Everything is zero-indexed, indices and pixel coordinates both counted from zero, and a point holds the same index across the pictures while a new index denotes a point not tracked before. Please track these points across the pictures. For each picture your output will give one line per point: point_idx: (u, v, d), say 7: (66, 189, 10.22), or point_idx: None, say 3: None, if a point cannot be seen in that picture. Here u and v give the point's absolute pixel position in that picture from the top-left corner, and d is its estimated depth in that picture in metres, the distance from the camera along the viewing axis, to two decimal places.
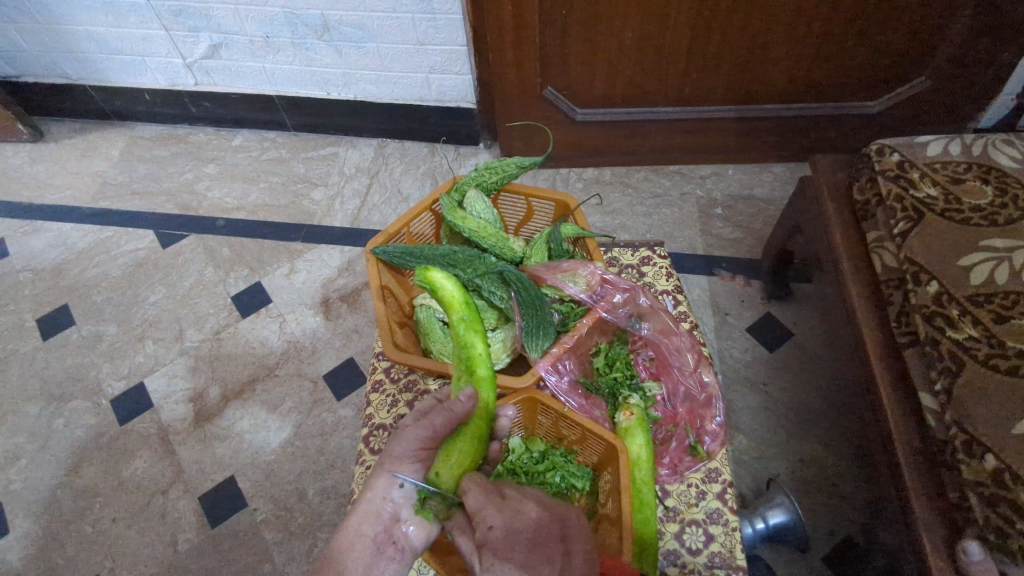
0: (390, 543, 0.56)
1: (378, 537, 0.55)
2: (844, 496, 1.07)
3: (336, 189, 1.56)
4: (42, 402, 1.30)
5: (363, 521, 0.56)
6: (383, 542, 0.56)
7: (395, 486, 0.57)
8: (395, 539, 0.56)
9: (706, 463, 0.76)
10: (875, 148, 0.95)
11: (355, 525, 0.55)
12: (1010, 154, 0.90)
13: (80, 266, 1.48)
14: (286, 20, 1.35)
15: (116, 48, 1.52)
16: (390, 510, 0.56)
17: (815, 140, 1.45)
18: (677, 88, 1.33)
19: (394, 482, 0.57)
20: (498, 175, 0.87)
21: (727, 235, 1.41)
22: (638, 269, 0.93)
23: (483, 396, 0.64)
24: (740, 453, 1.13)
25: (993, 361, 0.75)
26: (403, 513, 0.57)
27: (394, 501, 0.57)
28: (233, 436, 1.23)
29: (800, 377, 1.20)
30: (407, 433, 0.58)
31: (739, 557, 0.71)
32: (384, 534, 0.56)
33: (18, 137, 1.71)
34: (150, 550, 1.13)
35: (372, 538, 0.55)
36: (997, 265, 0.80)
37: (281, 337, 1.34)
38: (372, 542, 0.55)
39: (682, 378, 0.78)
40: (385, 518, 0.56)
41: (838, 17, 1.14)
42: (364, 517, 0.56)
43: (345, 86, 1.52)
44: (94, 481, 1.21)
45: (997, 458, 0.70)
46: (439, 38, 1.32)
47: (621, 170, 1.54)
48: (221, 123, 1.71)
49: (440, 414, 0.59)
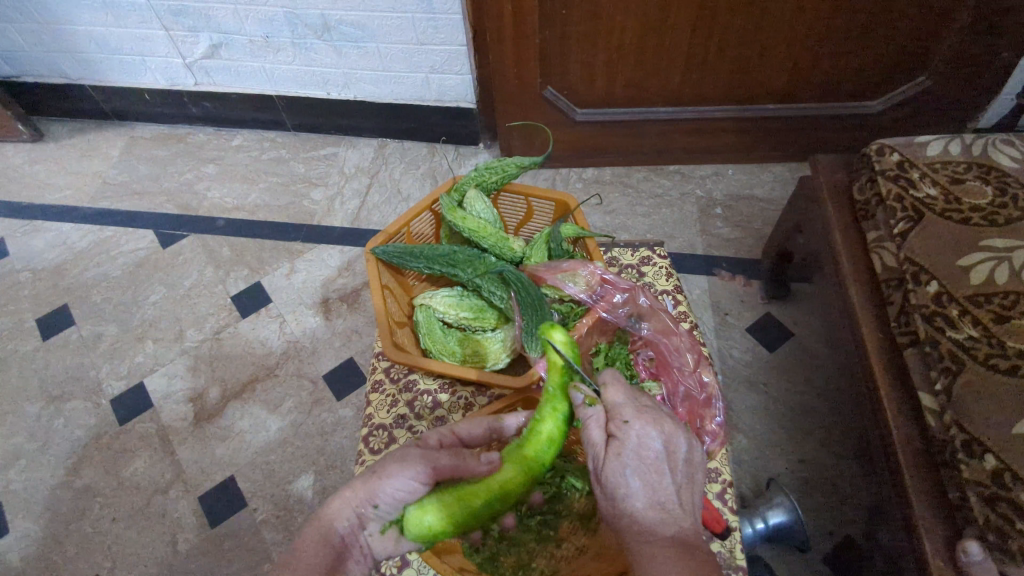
0: (353, 547, 0.60)
1: (344, 538, 0.59)
2: (844, 496, 1.07)
3: (336, 189, 1.56)
4: (42, 402, 1.30)
5: (333, 523, 0.59)
6: (347, 544, 0.60)
7: (371, 504, 0.58)
8: (359, 544, 0.60)
9: (706, 463, 0.75)
10: (876, 148, 0.94)
11: (326, 525, 0.58)
12: (1011, 155, 0.90)
13: (79, 266, 1.48)
14: (286, 20, 1.35)
15: (115, 48, 1.52)
16: (358, 519, 0.59)
17: (815, 140, 1.45)
18: (677, 89, 1.33)
19: (370, 501, 0.58)
20: (498, 175, 0.87)
21: (727, 235, 1.40)
22: (638, 269, 0.93)
23: (503, 475, 0.58)
24: (740, 453, 1.13)
25: (993, 361, 0.75)
26: (370, 526, 0.60)
27: (366, 512, 0.59)
28: (232, 436, 1.23)
29: (800, 377, 1.20)
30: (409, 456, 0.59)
31: (739, 556, 0.71)
32: (350, 537, 0.60)
33: (18, 137, 1.71)
34: (150, 550, 1.13)
35: (339, 538, 0.59)
36: (996, 266, 0.80)
37: (281, 337, 1.34)
38: (336, 545, 0.59)
39: (682, 379, 0.76)
40: (352, 527, 0.59)
41: (838, 17, 1.14)
42: (335, 519, 0.59)
43: (345, 86, 1.52)
44: (94, 481, 1.21)
45: (996, 457, 0.70)
46: (438, 39, 1.32)
47: (620, 170, 1.54)
48: (220, 123, 1.71)
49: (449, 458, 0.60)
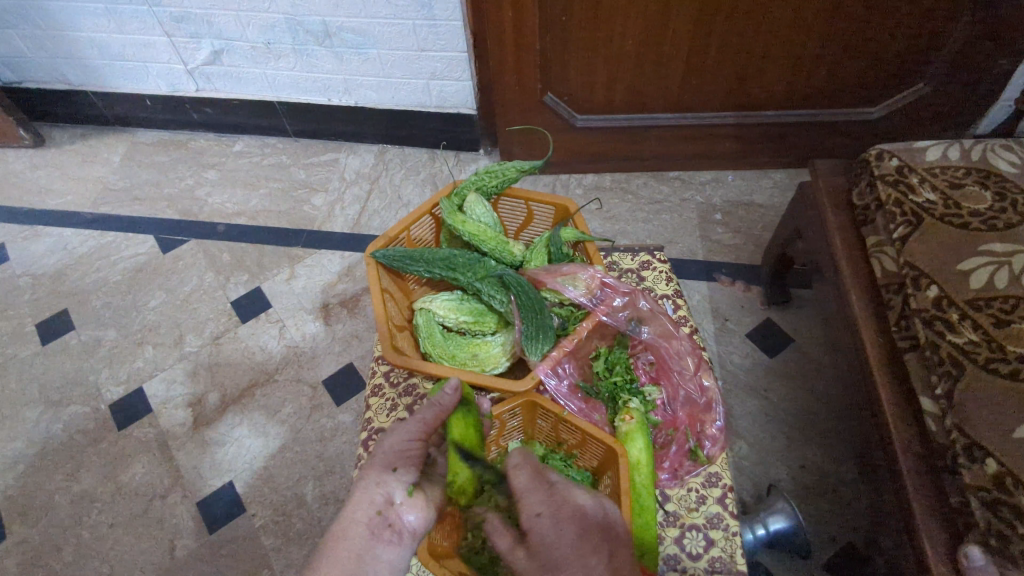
0: (384, 527, 0.57)
1: (372, 522, 0.57)
2: (844, 502, 1.07)
3: (337, 194, 1.57)
4: (41, 407, 1.30)
5: (358, 508, 0.57)
6: (378, 527, 0.57)
7: (389, 473, 0.59)
8: (389, 522, 0.57)
9: (706, 467, 0.76)
10: (875, 153, 0.95)
11: (349, 513, 0.57)
12: (1010, 160, 0.90)
13: (80, 271, 1.49)
14: (287, 26, 1.36)
15: (118, 54, 1.53)
16: (383, 494, 0.58)
17: (815, 145, 1.45)
18: (676, 95, 1.34)
19: (388, 469, 0.60)
20: (498, 179, 0.87)
21: (726, 241, 1.41)
22: (638, 273, 0.93)
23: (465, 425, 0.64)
24: (740, 458, 1.13)
25: (994, 365, 0.74)
26: (396, 497, 0.59)
27: (388, 486, 0.59)
28: (231, 441, 1.23)
29: (801, 382, 1.20)
30: (398, 426, 0.63)
31: (740, 561, 0.70)
32: (378, 519, 0.57)
33: (20, 143, 1.72)
34: (148, 556, 1.13)
35: (367, 522, 0.57)
36: (996, 270, 0.80)
37: (281, 343, 1.34)
38: (366, 526, 0.56)
39: (682, 382, 0.79)
40: (380, 503, 0.58)
41: (836, 24, 1.15)
42: (357, 504, 0.58)
43: (346, 92, 1.53)
44: (93, 486, 1.20)
45: (998, 462, 0.69)
46: (439, 45, 1.33)
47: (620, 176, 1.54)
48: (221, 129, 1.71)
49: (430, 408, 0.63)
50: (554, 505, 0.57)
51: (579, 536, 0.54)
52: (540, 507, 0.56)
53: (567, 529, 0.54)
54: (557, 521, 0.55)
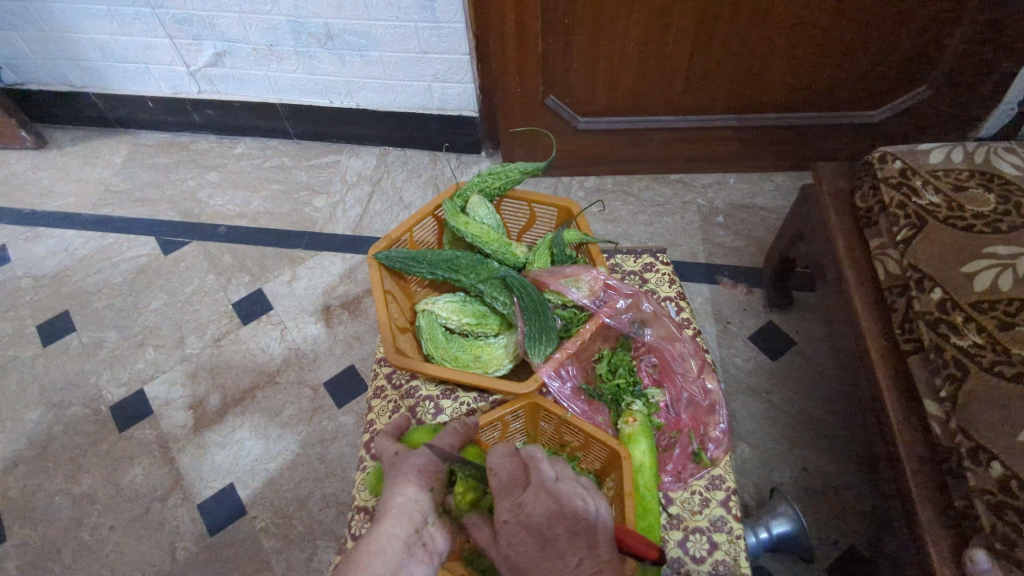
0: (420, 545, 0.53)
1: (409, 537, 0.53)
2: (847, 506, 1.06)
3: (338, 196, 1.57)
4: (41, 408, 1.30)
5: (395, 523, 0.53)
6: (414, 545, 0.53)
7: (425, 491, 0.57)
8: (424, 541, 0.54)
9: (709, 469, 0.75)
10: (877, 156, 0.95)
11: (388, 527, 0.53)
12: (1013, 162, 0.90)
13: (80, 272, 1.48)
14: (289, 28, 1.36)
15: (120, 56, 1.53)
16: (420, 512, 0.55)
17: (817, 148, 1.45)
18: (678, 98, 1.34)
19: (424, 488, 0.57)
20: (500, 180, 0.87)
21: (728, 243, 1.41)
22: (640, 275, 0.93)
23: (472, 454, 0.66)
24: (742, 461, 1.12)
25: (998, 368, 0.74)
26: (430, 517, 0.56)
27: (424, 504, 0.56)
28: (232, 443, 1.23)
29: (803, 386, 1.20)
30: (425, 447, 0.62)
31: (743, 564, 0.70)
32: (414, 536, 0.53)
33: (21, 144, 1.72)
34: (148, 559, 1.12)
35: (405, 539, 0.53)
36: (1000, 273, 0.79)
37: (282, 345, 1.33)
38: (404, 542, 0.52)
39: (685, 384, 0.79)
40: (417, 520, 0.54)
41: (838, 26, 1.15)
42: (395, 519, 0.54)
43: (348, 94, 1.53)
44: (92, 488, 1.20)
45: (1003, 465, 0.69)
46: (441, 48, 1.33)
47: (622, 178, 1.54)
48: (223, 131, 1.72)
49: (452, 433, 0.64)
50: (522, 512, 0.53)
51: (544, 542, 0.52)
52: (506, 513, 0.53)
53: (533, 537, 0.52)
54: (526, 528, 0.52)
